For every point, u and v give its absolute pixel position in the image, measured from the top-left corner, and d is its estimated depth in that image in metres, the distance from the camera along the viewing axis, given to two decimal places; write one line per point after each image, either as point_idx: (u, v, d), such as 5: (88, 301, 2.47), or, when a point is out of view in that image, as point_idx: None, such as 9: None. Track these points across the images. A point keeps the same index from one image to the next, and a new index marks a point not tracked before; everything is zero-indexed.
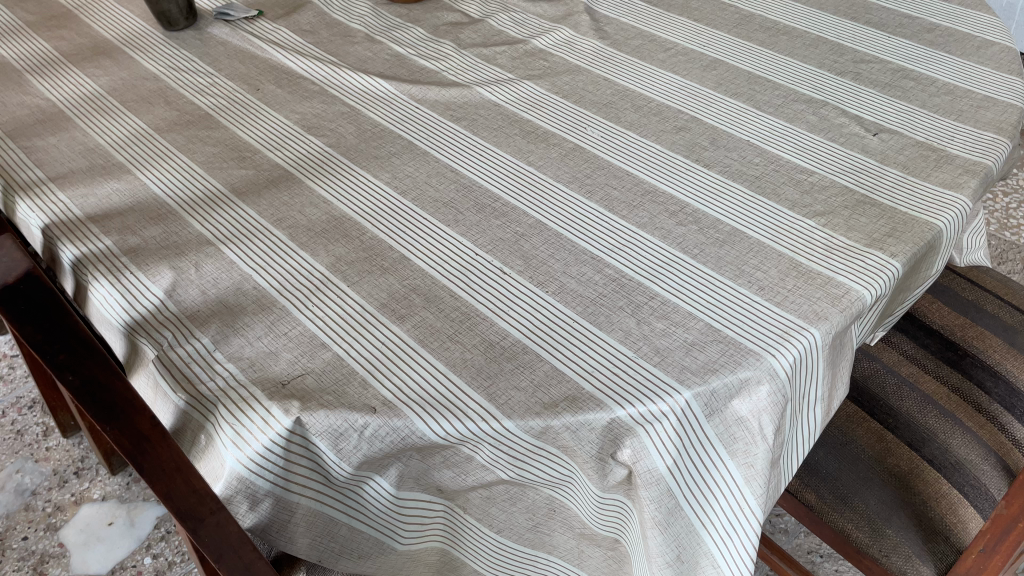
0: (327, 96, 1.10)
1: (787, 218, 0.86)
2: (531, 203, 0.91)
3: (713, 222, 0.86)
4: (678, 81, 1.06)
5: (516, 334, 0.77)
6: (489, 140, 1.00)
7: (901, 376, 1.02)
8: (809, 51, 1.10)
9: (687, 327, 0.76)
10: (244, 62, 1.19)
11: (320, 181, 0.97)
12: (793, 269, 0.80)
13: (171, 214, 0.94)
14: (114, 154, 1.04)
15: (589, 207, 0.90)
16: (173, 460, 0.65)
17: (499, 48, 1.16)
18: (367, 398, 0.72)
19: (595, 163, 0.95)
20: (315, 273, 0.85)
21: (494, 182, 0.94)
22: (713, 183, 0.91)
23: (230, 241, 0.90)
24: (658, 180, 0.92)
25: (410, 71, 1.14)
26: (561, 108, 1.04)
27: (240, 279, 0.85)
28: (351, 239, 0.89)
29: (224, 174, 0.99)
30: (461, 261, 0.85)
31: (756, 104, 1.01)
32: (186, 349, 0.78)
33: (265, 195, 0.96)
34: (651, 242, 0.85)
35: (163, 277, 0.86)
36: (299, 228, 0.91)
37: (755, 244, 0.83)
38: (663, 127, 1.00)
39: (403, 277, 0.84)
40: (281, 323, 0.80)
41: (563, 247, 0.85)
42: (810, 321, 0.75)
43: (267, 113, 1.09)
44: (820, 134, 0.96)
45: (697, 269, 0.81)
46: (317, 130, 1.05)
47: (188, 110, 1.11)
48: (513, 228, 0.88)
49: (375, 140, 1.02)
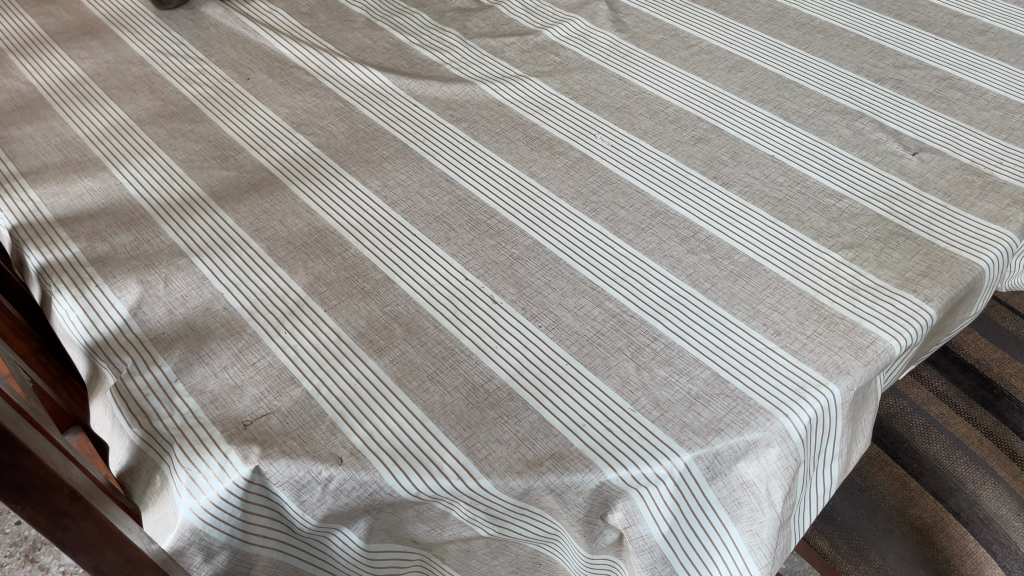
0: (321, 89, 1.03)
1: (811, 249, 0.78)
2: (530, 221, 0.84)
3: (727, 252, 0.78)
4: (699, 84, 0.97)
5: (503, 375, 0.70)
6: (489, 146, 0.93)
7: (930, 416, 0.95)
8: (845, 54, 1.00)
9: (692, 376, 0.68)
10: (235, 47, 1.12)
11: (305, 187, 0.90)
12: (814, 311, 0.72)
13: (145, 219, 0.88)
14: (91, 148, 0.98)
15: (593, 229, 0.82)
16: (100, 534, 0.62)
17: (507, 39, 1.07)
18: (334, 445, 0.66)
19: (602, 176, 0.87)
20: (291, 294, 0.79)
21: (492, 195, 0.87)
22: (730, 205, 0.83)
23: (204, 254, 0.83)
24: (671, 200, 0.84)
25: (411, 63, 1.06)
26: (570, 110, 0.96)
27: (211, 298, 0.79)
28: (332, 256, 0.82)
29: (205, 175, 0.93)
30: (449, 286, 0.78)
31: (784, 113, 0.92)
32: (146, 378, 0.72)
33: (246, 200, 0.89)
34: (658, 272, 0.77)
35: (129, 292, 0.80)
36: (278, 241, 0.84)
37: (773, 280, 0.75)
38: (680, 137, 0.91)
39: (386, 303, 0.77)
40: (249, 351, 0.74)
41: (561, 275, 0.78)
42: (829, 375, 0.68)
43: (255, 106, 1.01)
44: (853, 152, 0.87)
45: (708, 307, 0.73)
46: (306, 128, 0.97)
47: (174, 99, 1.04)
48: (508, 250, 0.81)
49: (367, 141, 0.95)
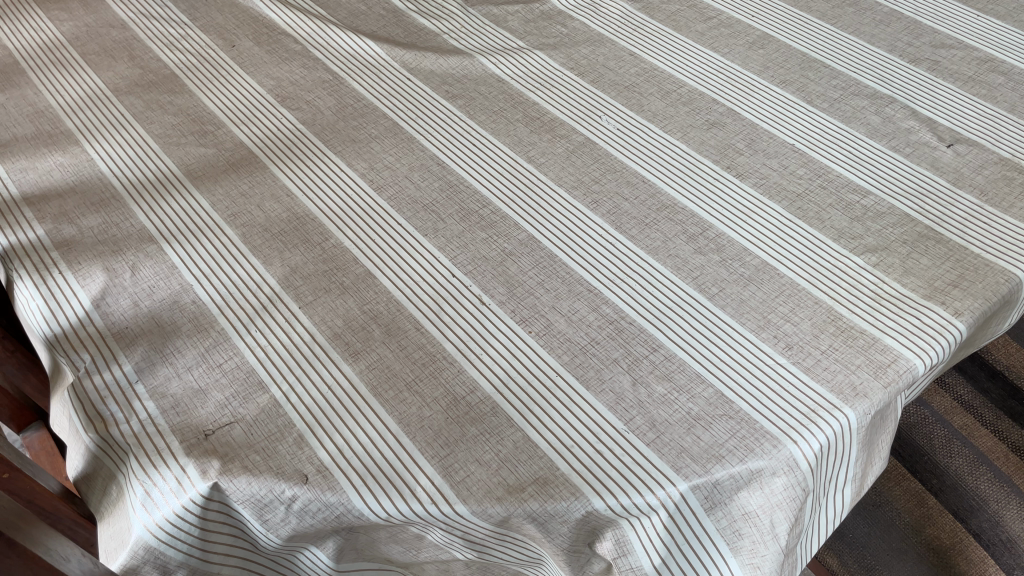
0: (309, 59, 0.96)
1: (831, 253, 0.71)
2: (525, 212, 0.77)
3: (739, 252, 0.72)
4: (715, 61, 0.90)
5: (486, 387, 0.64)
6: (486, 127, 0.86)
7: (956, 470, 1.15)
8: (878, 30, 0.91)
9: (693, 395, 0.62)
10: (222, 11, 1.05)
11: (286, 168, 0.84)
12: (831, 323, 0.66)
13: (115, 199, 0.82)
14: (65, 119, 0.91)
15: (593, 223, 0.75)
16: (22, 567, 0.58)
17: (512, 7, 1.00)
18: (300, 461, 0.61)
19: (606, 164, 0.80)
20: (265, 287, 0.73)
21: (486, 182, 0.80)
22: (744, 199, 0.76)
23: (175, 240, 0.78)
24: (679, 193, 0.77)
25: (406, 31, 0.99)
26: (574, 89, 0.89)
27: (179, 289, 0.74)
28: (311, 246, 0.76)
29: (182, 152, 0.86)
30: (434, 283, 0.72)
31: (808, 97, 0.85)
32: (105, 378, 0.67)
33: (223, 181, 0.83)
34: (662, 274, 0.71)
35: (93, 281, 0.74)
36: (254, 228, 0.78)
37: (787, 286, 0.69)
38: (692, 121, 0.83)
39: (365, 300, 0.71)
40: (216, 351, 0.68)
41: (555, 274, 0.72)
42: (844, 398, 0.61)
43: (238, 77, 0.95)
44: (882, 141, 0.80)
45: (714, 315, 0.67)
46: (291, 102, 0.91)
47: (153, 66, 0.97)
48: (500, 245, 0.75)
49: (356, 117, 0.88)
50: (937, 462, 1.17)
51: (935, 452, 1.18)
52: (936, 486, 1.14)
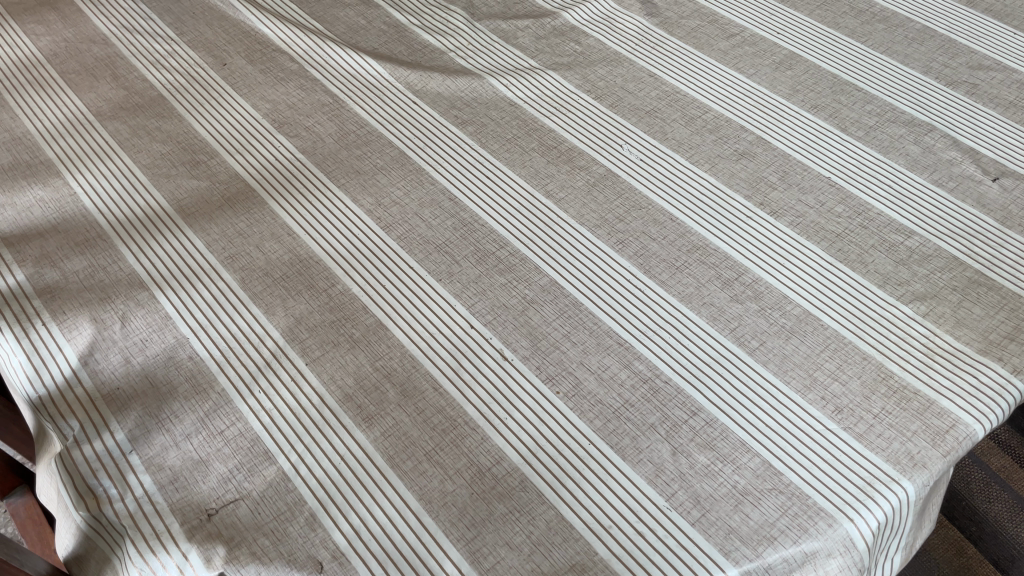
0: (306, 79, 0.90)
1: (877, 302, 0.66)
2: (546, 254, 0.72)
3: (778, 300, 0.67)
4: (741, 84, 0.84)
5: (513, 456, 0.59)
6: (500, 157, 0.80)
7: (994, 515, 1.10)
8: (911, 50, 0.86)
9: (738, 466, 0.58)
10: (211, 25, 0.98)
11: (286, 203, 0.78)
12: (882, 382, 0.61)
13: (102, 239, 0.76)
14: (44, 147, 0.85)
15: (620, 267, 0.70)
16: None
17: (521, 22, 0.94)
18: (314, 546, 0.55)
19: (630, 199, 0.75)
20: (268, 341, 0.68)
21: (502, 220, 0.75)
22: (781, 240, 0.71)
23: (168, 286, 0.72)
24: (711, 232, 0.72)
25: (410, 48, 0.93)
26: (592, 114, 0.83)
27: (174, 343, 0.68)
28: (316, 292, 0.71)
29: (173, 184, 0.80)
30: (451, 336, 0.67)
31: (842, 124, 0.80)
32: (96, 448, 0.62)
33: (218, 218, 0.77)
34: (697, 325, 0.66)
35: (80, 334, 0.69)
36: (254, 272, 0.72)
37: (832, 339, 0.64)
38: (720, 151, 0.78)
39: (377, 356, 0.66)
40: (217, 416, 0.63)
41: (582, 325, 0.67)
42: (901, 469, 0.57)
43: (231, 100, 0.88)
44: (923, 174, 0.75)
45: (756, 373, 0.62)
46: (289, 128, 0.85)
47: (138, 87, 0.91)
48: (521, 291, 0.70)
49: (360, 145, 0.82)
50: (976, 506, 1.11)
51: (974, 496, 1.13)
52: (975, 534, 1.09)
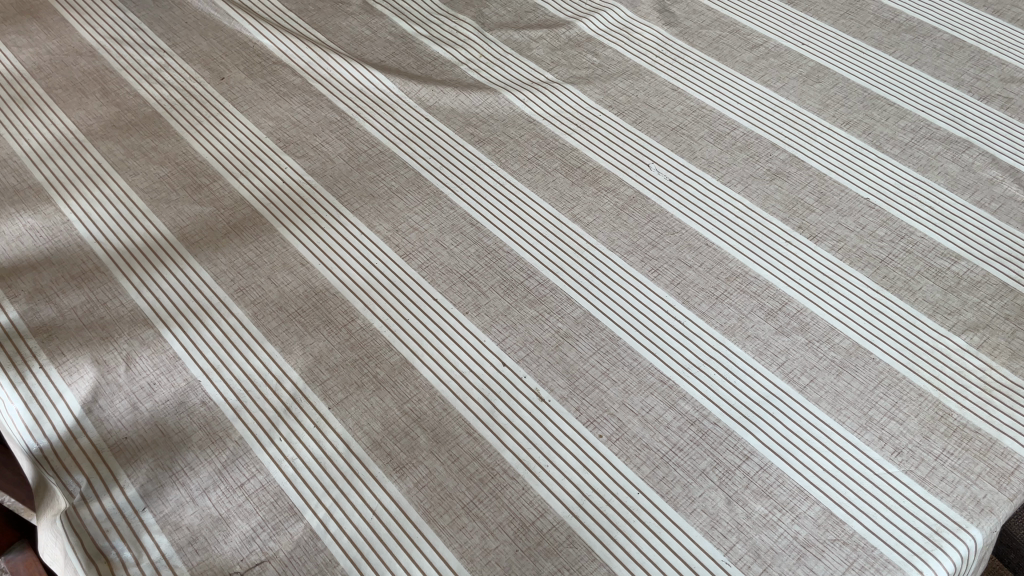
0: (311, 94, 0.85)
1: (927, 333, 0.64)
2: (578, 283, 0.68)
3: (825, 331, 0.64)
4: (769, 98, 0.81)
5: (558, 508, 0.56)
6: (522, 177, 0.76)
7: None
8: (941, 61, 0.84)
9: (798, 515, 0.55)
10: (205, 35, 0.93)
11: (297, 230, 0.73)
12: (941, 420, 0.59)
13: (100, 272, 0.71)
14: (32, 170, 0.79)
15: (656, 297, 0.67)
16: None
17: (534, 33, 0.90)
18: None
19: (662, 223, 0.72)
20: (286, 382, 0.63)
21: (528, 247, 0.71)
22: (823, 266, 0.68)
23: (175, 323, 0.67)
24: (750, 259, 0.69)
25: (419, 61, 0.88)
26: (615, 131, 0.80)
27: (184, 386, 0.63)
28: (335, 328, 0.66)
29: (174, 210, 0.75)
30: (482, 375, 0.63)
31: (876, 141, 0.77)
32: (105, 505, 0.57)
33: (225, 248, 0.72)
34: (742, 360, 0.62)
35: (82, 378, 0.64)
36: (267, 306, 0.68)
37: (885, 374, 0.61)
38: (752, 171, 0.75)
39: (404, 398, 0.62)
40: (236, 468, 0.59)
41: (621, 361, 0.63)
42: (968, 516, 0.54)
43: (231, 117, 0.83)
44: (964, 195, 0.72)
45: (809, 413, 0.59)
46: (295, 148, 0.80)
47: (131, 103, 0.85)
48: (553, 324, 0.66)
49: (373, 166, 0.78)
50: None
51: None
52: None
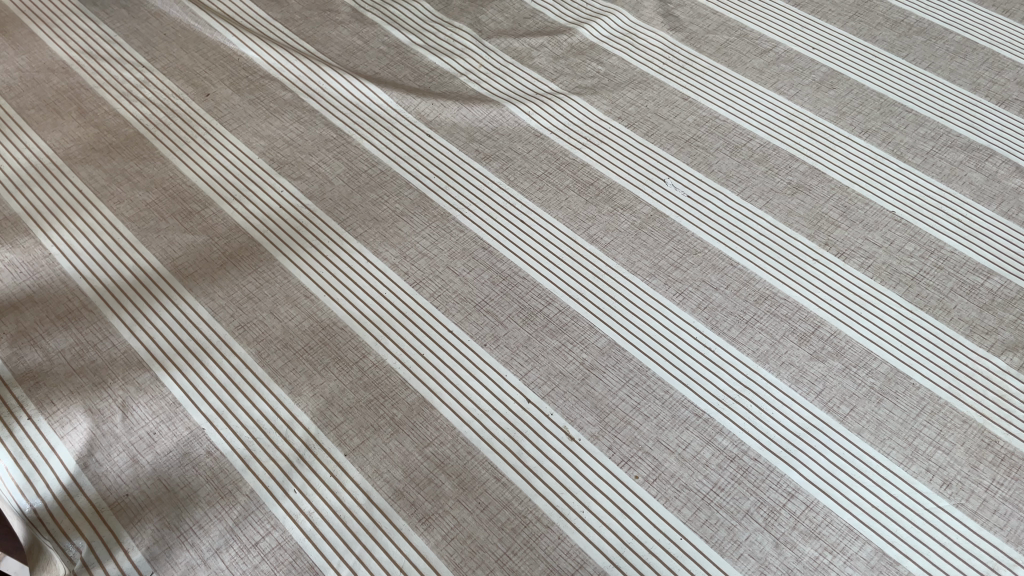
0: (303, 110, 0.81)
1: (966, 354, 0.61)
2: (601, 310, 0.65)
3: (862, 356, 0.62)
4: (783, 106, 0.79)
5: (597, 558, 0.53)
6: (533, 197, 0.73)
7: None
8: (956, 64, 0.82)
9: (850, 556, 0.52)
10: (186, 47, 0.87)
11: (298, 259, 0.69)
12: (988, 449, 0.57)
13: (88, 310, 0.66)
14: (8, 199, 0.74)
15: (683, 323, 0.64)
16: None
17: (535, 40, 0.86)
18: None
19: (683, 243, 0.69)
20: (297, 427, 0.59)
21: (545, 271, 0.68)
22: (854, 286, 0.65)
23: (172, 365, 0.63)
24: (777, 279, 0.66)
25: (415, 72, 0.84)
26: (628, 143, 0.76)
27: (187, 436, 0.59)
28: (346, 365, 0.62)
29: (164, 240, 0.71)
30: (507, 414, 0.60)
31: (897, 150, 0.75)
32: (109, 571, 0.53)
33: (222, 280, 0.68)
34: (778, 390, 0.60)
35: (74, 430, 0.59)
36: (271, 344, 0.64)
37: (926, 401, 0.59)
38: (772, 184, 0.72)
39: (425, 441, 0.58)
40: (249, 524, 0.55)
41: (652, 394, 0.60)
42: None
43: (220, 137, 0.79)
44: (990, 206, 0.70)
45: (851, 445, 0.57)
46: (291, 169, 0.76)
47: (110, 123, 0.80)
48: (578, 355, 0.62)
49: (375, 188, 0.74)
50: None
51: None
52: None
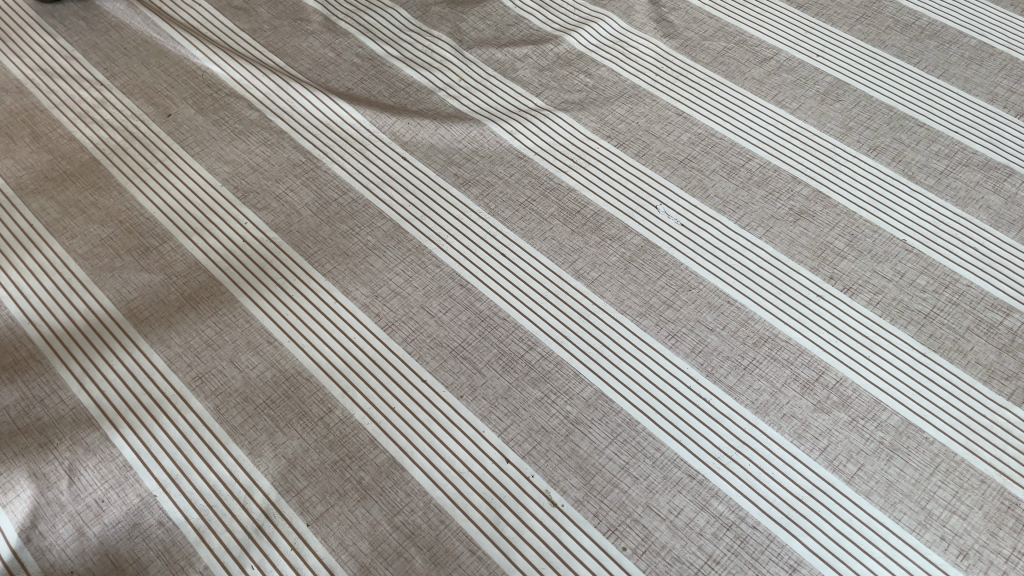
0: (271, 131, 0.75)
1: (983, 404, 0.56)
2: (587, 355, 0.60)
3: (870, 406, 0.57)
4: (785, 122, 0.73)
5: None
6: (516, 226, 0.68)
7: None
8: (971, 72, 0.76)
9: None
10: (147, 63, 0.82)
11: (262, 300, 0.64)
12: (1008, 513, 0.52)
13: (35, 360, 0.62)
14: None
15: (676, 369, 0.59)
16: None
17: (518, 50, 0.80)
18: None
19: (677, 278, 0.64)
20: (256, 493, 0.55)
21: (527, 311, 0.63)
22: (861, 326, 0.60)
23: (124, 422, 0.58)
24: (779, 319, 0.61)
25: (390, 87, 0.79)
26: (617, 165, 0.71)
27: (138, 504, 0.55)
28: (310, 421, 0.58)
29: (118, 280, 0.66)
30: (484, 476, 0.55)
31: (908, 170, 0.69)
32: None
33: (179, 325, 0.63)
34: (779, 447, 0.55)
35: (17, 498, 0.55)
36: (230, 397, 0.59)
37: (941, 458, 0.54)
38: (773, 210, 0.67)
39: (394, 509, 0.54)
40: None
41: (641, 452, 0.55)
42: None
43: (181, 163, 0.74)
44: (1009, 232, 0.65)
45: (859, 509, 0.52)
46: (256, 198, 0.71)
47: (65, 148, 0.75)
48: (562, 407, 0.58)
49: (345, 219, 0.69)
50: None
51: None
52: None
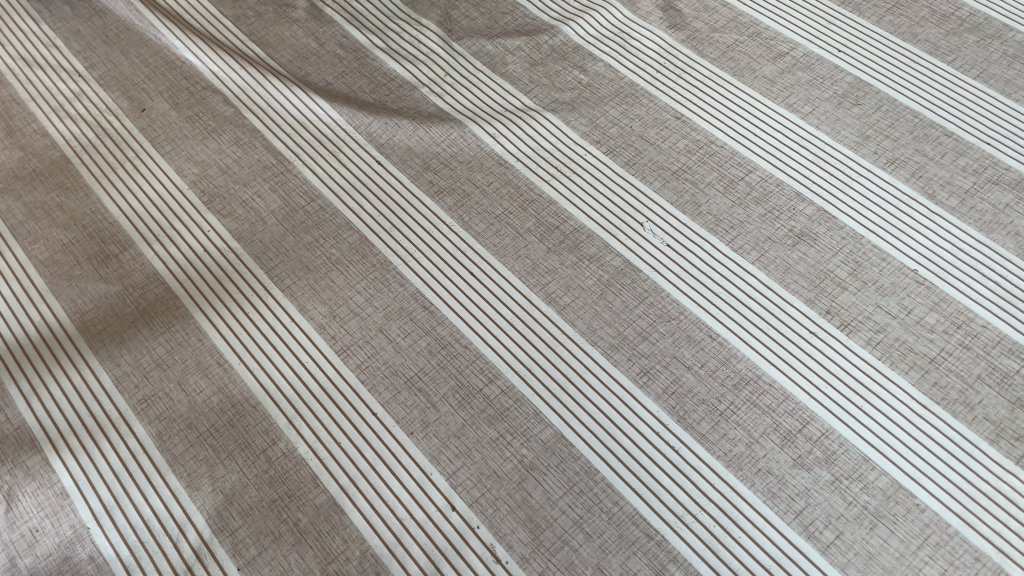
0: (244, 130, 0.72)
1: (986, 468, 0.50)
2: (551, 392, 0.56)
3: (857, 464, 0.51)
4: (795, 129, 0.66)
5: None
6: (489, 242, 0.63)
7: None
8: (1012, 73, 0.68)
9: None
10: (127, 53, 0.79)
11: (216, 317, 0.61)
12: None
13: None
14: None
15: (645, 412, 0.54)
16: None
17: (511, 42, 0.75)
18: None
19: (656, 307, 0.58)
20: (189, 530, 0.52)
21: (491, 339, 0.58)
22: (856, 370, 0.54)
23: (65, 445, 0.56)
24: (765, 358, 0.55)
25: (372, 82, 0.74)
26: (605, 174, 0.65)
27: (71, 536, 0.52)
28: (252, 454, 0.55)
29: (75, 290, 0.63)
30: (427, 524, 0.51)
31: (928, 188, 0.62)
32: None
33: (130, 342, 0.60)
34: (750, 508, 0.50)
35: None
36: (174, 424, 0.56)
37: (932, 529, 0.48)
38: (771, 231, 0.61)
39: (329, 556, 0.50)
40: None
41: (599, 506, 0.51)
42: None
43: (151, 162, 0.70)
44: None
45: None
46: (221, 203, 0.67)
47: (37, 144, 0.72)
48: (517, 451, 0.53)
49: (311, 228, 0.65)
50: None
51: None
52: None
